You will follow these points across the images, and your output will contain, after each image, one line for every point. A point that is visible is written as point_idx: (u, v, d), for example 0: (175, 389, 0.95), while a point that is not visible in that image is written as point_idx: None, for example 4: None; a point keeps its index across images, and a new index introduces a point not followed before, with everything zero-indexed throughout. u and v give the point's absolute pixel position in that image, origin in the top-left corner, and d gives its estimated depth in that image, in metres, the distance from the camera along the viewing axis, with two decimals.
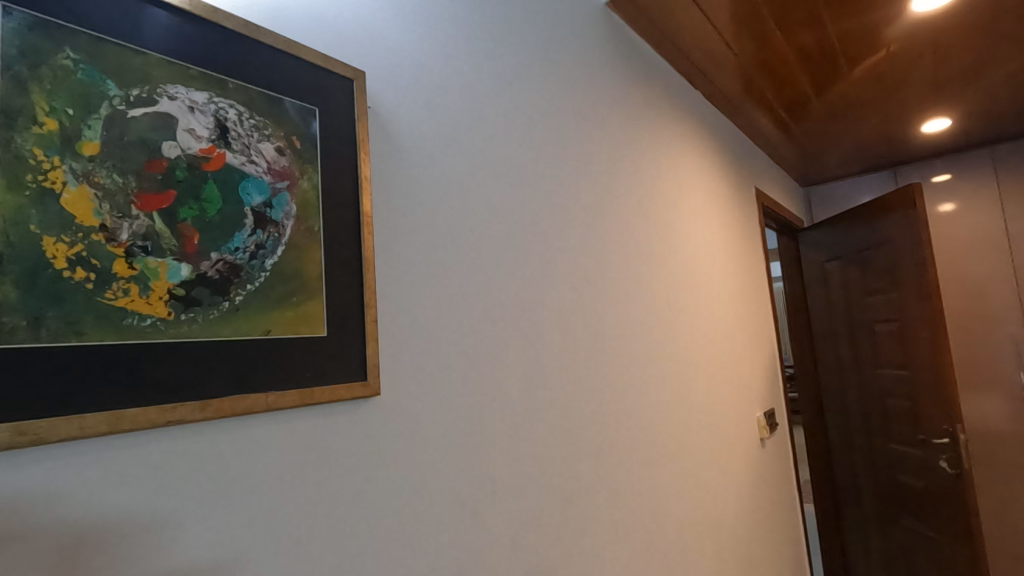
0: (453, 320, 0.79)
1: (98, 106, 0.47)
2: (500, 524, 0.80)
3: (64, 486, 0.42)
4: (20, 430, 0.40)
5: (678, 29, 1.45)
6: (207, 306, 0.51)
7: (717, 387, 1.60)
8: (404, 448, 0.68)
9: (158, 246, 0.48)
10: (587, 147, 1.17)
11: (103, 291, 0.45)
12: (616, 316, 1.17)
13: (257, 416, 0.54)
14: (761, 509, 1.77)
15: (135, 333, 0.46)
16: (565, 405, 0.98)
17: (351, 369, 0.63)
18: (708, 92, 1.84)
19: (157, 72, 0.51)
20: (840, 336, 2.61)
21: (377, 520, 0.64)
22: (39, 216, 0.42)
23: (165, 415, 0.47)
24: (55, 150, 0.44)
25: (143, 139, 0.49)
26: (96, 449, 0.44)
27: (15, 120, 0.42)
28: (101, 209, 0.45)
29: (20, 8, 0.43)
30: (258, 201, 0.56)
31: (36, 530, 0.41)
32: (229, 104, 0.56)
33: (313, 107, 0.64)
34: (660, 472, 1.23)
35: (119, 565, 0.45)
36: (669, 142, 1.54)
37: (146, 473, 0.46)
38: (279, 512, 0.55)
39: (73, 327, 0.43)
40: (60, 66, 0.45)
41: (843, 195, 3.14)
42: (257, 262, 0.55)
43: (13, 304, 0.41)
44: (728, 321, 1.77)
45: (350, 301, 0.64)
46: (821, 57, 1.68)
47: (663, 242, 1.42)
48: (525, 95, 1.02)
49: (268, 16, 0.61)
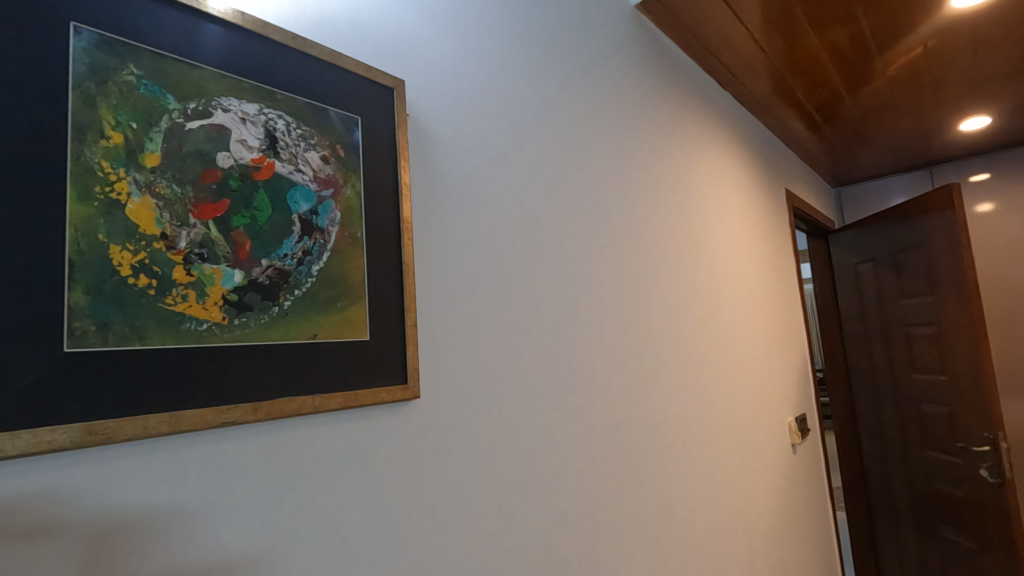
0: (489, 323, 0.80)
1: (159, 119, 0.49)
2: (535, 526, 0.81)
3: (127, 483, 0.44)
4: (90, 430, 0.42)
5: (709, 30, 1.44)
6: (258, 311, 0.53)
7: (748, 388, 1.58)
8: (441, 451, 0.69)
9: (213, 253, 0.50)
10: (619, 150, 1.17)
11: (164, 296, 0.47)
12: (647, 320, 1.16)
13: (305, 417, 0.56)
14: (793, 515, 1.74)
15: (192, 337, 0.48)
16: (597, 409, 0.98)
17: (391, 372, 0.64)
18: (737, 93, 1.83)
19: (212, 86, 0.53)
20: (874, 339, 2.55)
21: (416, 521, 0.65)
22: (106, 225, 0.44)
23: (219, 416, 0.49)
24: (120, 162, 0.46)
25: (199, 151, 0.51)
26: (156, 449, 0.46)
27: (85, 134, 0.44)
28: (162, 218, 0.47)
29: (89, 28, 0.46)
30: (304, 209, 0.58)
31: (102, 524, 0.43)
32: (278, 115, 0.58)
33: (356, 116, 0.65)
34: (692, 476, 1.22)
35: (176, 560, 0.46)
36: (700, 143, 1.53)
37: (200, 474, 0.48)
38: (322, 512, 0.56)
39: (136, 331, 0.45)
40: (124, 82, 0.47)
41: (876, 195, 3.07)
42: (304, 268, 0.57)
43: (83, 310, 0.42)
44: (759, 325, 1.74)
45: (391, 306, 0.65)
46: (855, 56, 1.66)
47: (695, 246, 1.41)
48: (559, 100, 1.02)
49: (313, 27, 0.63)
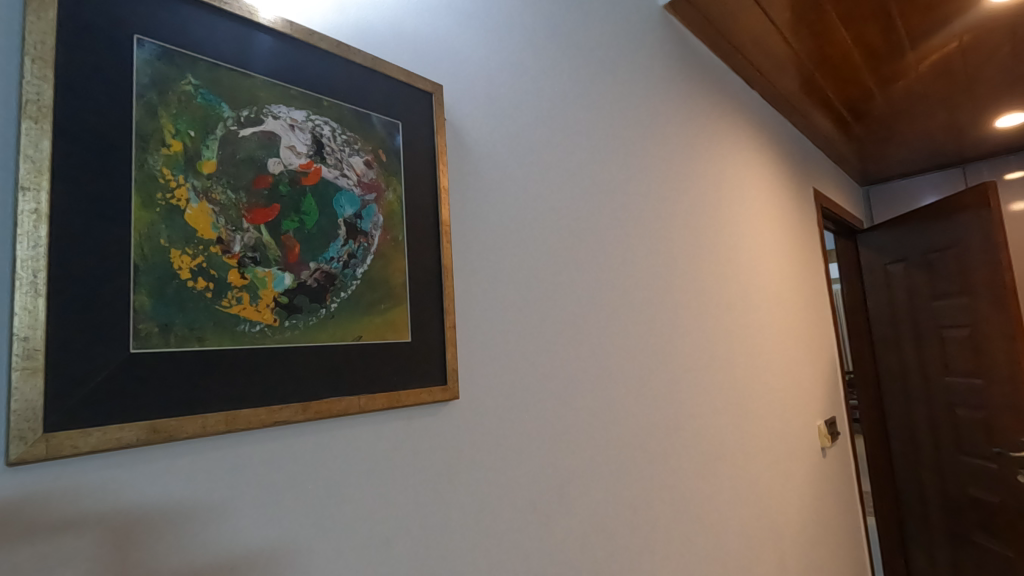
0: (523, 324, 0.80)
1: (215, 127, 0.50)
2: (568, 527, 0.82)
3: (186, 480, 0.45)
4: (155, 428, 0.43)
5: (738, 29, 1.43)
6: (307, 313, 0.54)
7: (777, 390, 1.56)
8: (476, 451, 0.70)
9: (265, 256, 0.52)
10: (646, 148, 1.16)
11: (220, 299, 0.48)
12: (676, 319, 1.15)
13: (351, 417, 0.57)
14: (823, 521, 1.71)
15: (246, 338, 0.49)
16: (628, 410, 0.98)
17: (431, 373, 0.65)
18: (765, 92, 1.80)
19: (264, 94, 0.54)
20: (904, 341, 2.49)
21: (453, 521, 0.66)
22: (167, 230, 0.46)
23: (273, 415, 0.50)
24: (180, 169, 0.47)
25: (252, 157, 0.52)
26: (214, 446, 0.47)
27: (147, 143, 0.46)
28: (218, 222, 0.49)
29: (151, 40, 0.47)
30: (349, 213, 0.59)
31: (162, 519, 0.44)
32: (324, 121, 0.59)
33: (396, 121, 0.66)
34: (721, 477, 1.20)
35: (230, 556, 0.47)
36: (729, 143, 1.52)
37: (252, 471, 0.49)
38: (366, 511, 0.57)
39: (195, 333, 0.47)
40: (183, 92, 0.48)
41: (906, 194, 3.01)
42: (350, 270, 0.58)
43: (146, 312, 0.44)
44: (788, 327, 1.71)
45: (431, 308, 0.66)
46: (887, 53, 1.63)
47: (723, 246, 1.39)
48: (588, 100, 1.02)
49: (355, 35, 0.64)
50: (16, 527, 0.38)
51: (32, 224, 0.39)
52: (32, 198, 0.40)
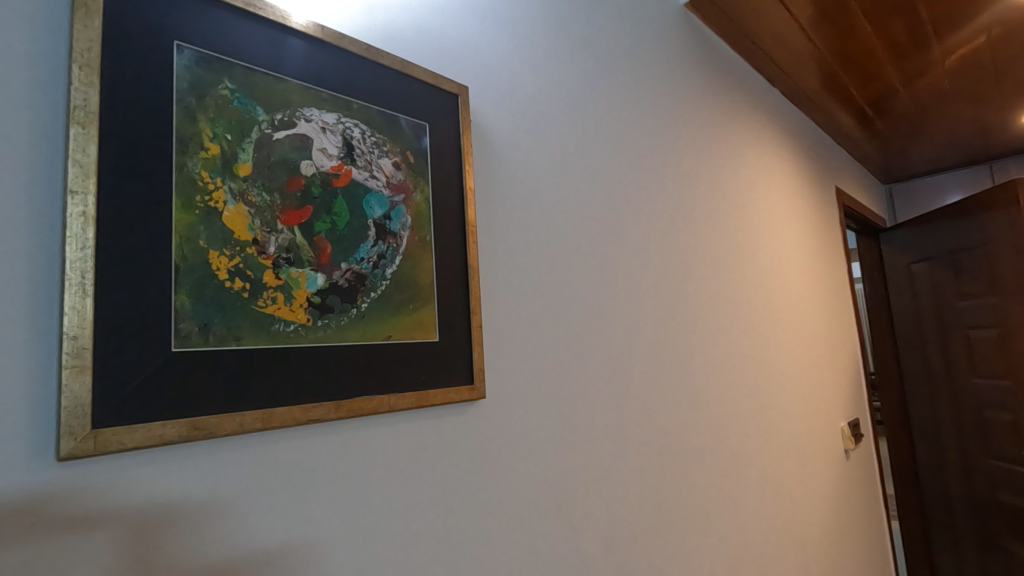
0: (548, 324, 0.80)
1: (250, 130, 0.51)
2: (591, 526, 0.82)
3: (222, 476, 0.46)
4: (196, 425, 0.44)
5: (760, 26, 1.42)
6: (339, 313, 0.55)
7: (799, 390, 1.54)
8: (501, 451, 0.70)
9: (299, 257, 0.53)
10: (667, 148, 1.15)
11: (256, 299, 0.49)
12: (697, 319, 1.14)
13: (381, 415, 0.58)
14: (846, 523, 1.69)
15: (281, 338, 0.50)
16: (651, 410, 0.98)
17: (458, 372, 0.65)
18: (785, 91, 1.79)
19: (296, 97, 0.55)
20: (928, 342, 2.44)
21: (478, 520, 0.66)
22: (206, 231, 0.47)
23: (306, 414, 0.51)
24: (218, 172, 0.48)
25: (286, 159, 0.53)
26: (251, 443, 0.48)
27: (187, 146, 0.47)
28: (254, 224, 0.50)
29: (190, 46, 0.48)
30: (379, 214, 0.60)
31: (200, 513, 0.45)
32: (354, 123, 0.60)
33: (424, 123, 0.67)
34: (744, 478, 1.19)
35: (264, 549, 0.48)
36: (750, 141, 1.50)
37: (286, 467, 0.50)
38: (394, 509, 0.58)
39: (232, 333, 0.47)
40: (221, 96, 0.50)
41: (930, 192, 2.95)
42: (379, 271, 0.59)
43: (187, 312, 0.45)
44: (810, 327, 1.69)
45: (457, 307, 0.66)
46: (913, 48, 1.61)
47: (744, 246, 1.37)
48: (610, 100, 1.02)
49: (383, 38, 0.65)
50: (64, 520, 0.39)
51: (80, 226, 0.40)
52: (80, 201, 0.41)
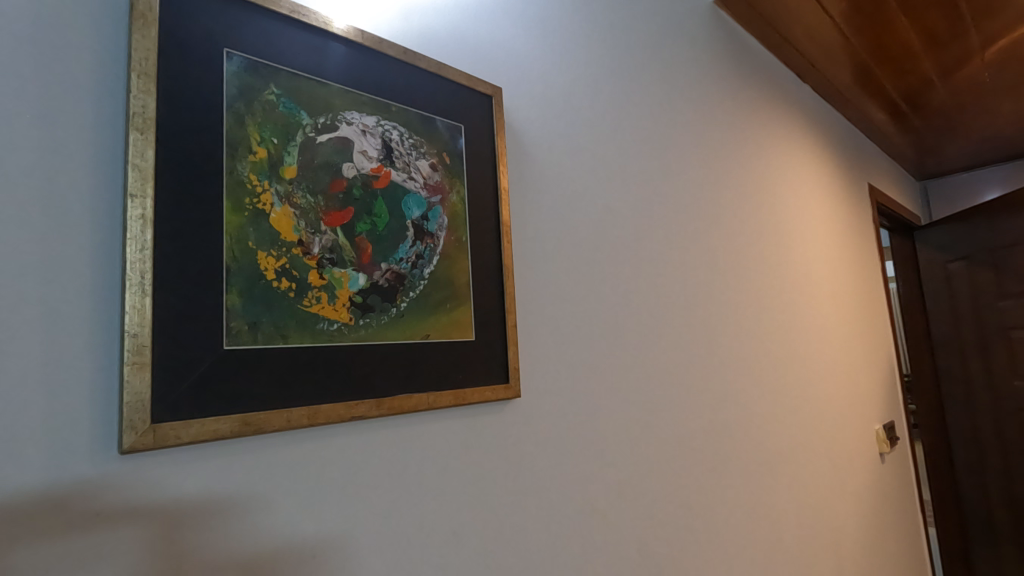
0: (580, 323, 0.80)
1: (295, 134, 0.52)
2: (624, 528, 0.81)
3: (266, 470, 0.48)
4: (246, 421, 0.46)
5: (791, 21, 1.40)
6: (379, 312, 0.56)
7: (832, 391, 1.51)
8: (534, 451, 0.71)
9: (341, 258, 0.54)
10: (695, 141, 1.14)
11: (302, 298, 0.50)
12: (728, 319, 1.13)
13: (420, 413, 0.59)
14: (881, 530, 1.64)
15: (325, 336, 0.52)
16: (682, 412, 0.97)
17: (493, 371, 0.66)
18: (817, 86, 1.76)
19: (338, 101, 0.56)
20: (966, 343, 2.37)
21: (511, 518, 0.66)
22: (254, 233, 0.48)
23: (349, 411, 0.52)
24: (265, 175, 0.50)
25: (328, 162, 0.54)
26: (295, 439, 0.49)
27: (236, 150, 0.48)
28: (299, 225, 0.51)
29: (239, 53, 0.50)
30: (416, 215, 0.61)
31: (246, 506, 0.46)
32: (393, 126, 0.61)
33: (459, 124, 0.68)
34: (776, 481, 1.17)
35: (306, 540, 0.49)
36: (781, 139, 1.48)
37: (328, 462, 0.51)
38: (429, 506, 0.59)
39: (279, 331, 0.49)
40: (267, 101, 0.51)
41: (967, 188, 2.87)
42: (417, 270, 0.60)
43: (237, 311, 0.46)
44: (843, 327, 1.65)
45: (492, 308, 0.67)
46: (951, 40, 1.56)
47: (775, 242, 1.35)
48: (641, 98, 1.01)
49: (419, 41, 0.66)
50: (125, 509, 0.41)
51: (140, 228, 0.42)
52: (139, 204, 0.42)
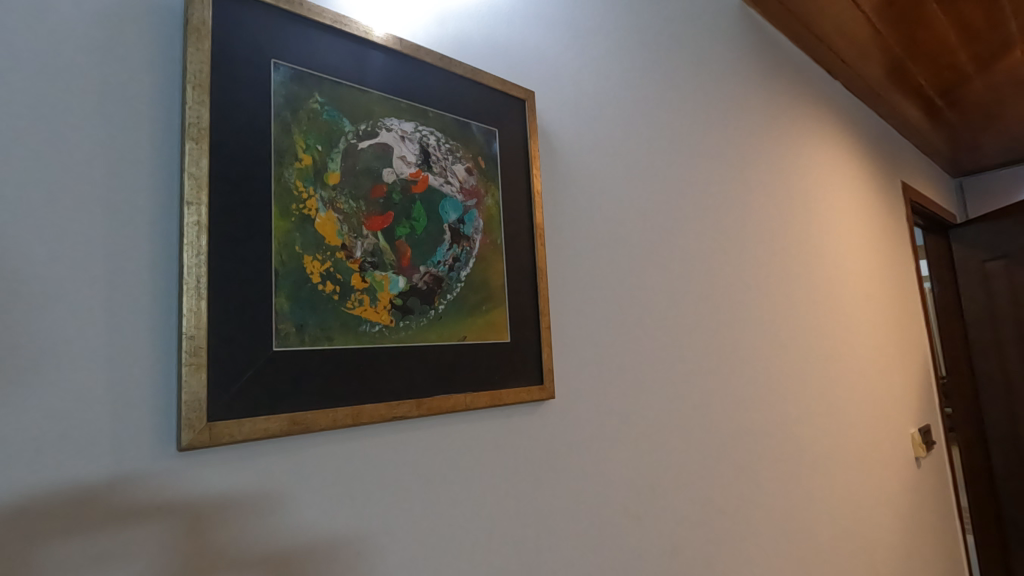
0: (611, 325, 0.80)
1: (338, 140, 0.54)
2: (654, 530, 0.81)
3: (311, 468, 0.49)
4: (295, 420, 0.47)
5: (822, 18, 1.38)
6: (418, 314, 0.57)
7: (866, 392, 1.48)
8: (566, 451, 0.71)
9: (382, 261, 0.55)
10: (725, 140, 1.13)
11: (345, 300, 0.52)
12: (760, 319, 1.11)
13: (458, 414, 0.60)
14: (917, 536, 1.60)
15: (367, 337, 0.53)
16: (713, 413, 0.96)
17: (528, 373, 0.67)
18: (848, 83, 1.73)
19: (378, 108, 0.58)
20: (1007, 344, 2.29)
21: (543, 518, 0.67)
22: (301, 238, 0.50)
23: (391, 411, 0.53)
24: (310, 182, 0.51)
25: (369, 168, 0.56)
26: (338, 438, 0.51)
27: (284, 157, 0.50)
28: (342, 230, 0.52)
29: (286, 63, 0.51)
30: (453, 218, 0.62)
31: (293, 503, 0.48)
32: (430, 131, 0.62)
33: (493, 128, 0.68)
34: (809, 483, 1.15)
35: (347, 535, 0.50)
36: (812, 136, 1.45)
37: (369, 460, 0.53)
38: (465, 505, 0.60)
39: (324, 333, 0.50)
40: (312, 109, 0.53)
41: (1005, 185, 2.78)
42: (455, 273, 0.61)
43: (285, 313, 0.48)
44: (877, 327, 1.62)
45: (526, 310, 0.68)
46: (990, 32, 1.52)
47: (807, 241, 1.33)
48: (671, 99, 1.01)
49: (454, 47, 0.67)
50: (182, 503, 0.42)
51: (195, 234, 0.43)
52: (195, 211, 0.44)
